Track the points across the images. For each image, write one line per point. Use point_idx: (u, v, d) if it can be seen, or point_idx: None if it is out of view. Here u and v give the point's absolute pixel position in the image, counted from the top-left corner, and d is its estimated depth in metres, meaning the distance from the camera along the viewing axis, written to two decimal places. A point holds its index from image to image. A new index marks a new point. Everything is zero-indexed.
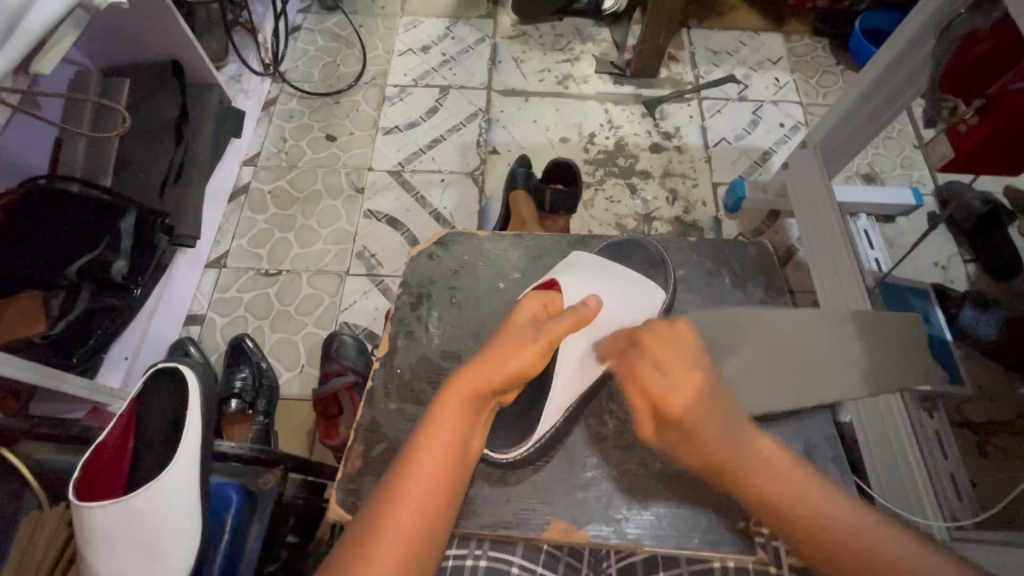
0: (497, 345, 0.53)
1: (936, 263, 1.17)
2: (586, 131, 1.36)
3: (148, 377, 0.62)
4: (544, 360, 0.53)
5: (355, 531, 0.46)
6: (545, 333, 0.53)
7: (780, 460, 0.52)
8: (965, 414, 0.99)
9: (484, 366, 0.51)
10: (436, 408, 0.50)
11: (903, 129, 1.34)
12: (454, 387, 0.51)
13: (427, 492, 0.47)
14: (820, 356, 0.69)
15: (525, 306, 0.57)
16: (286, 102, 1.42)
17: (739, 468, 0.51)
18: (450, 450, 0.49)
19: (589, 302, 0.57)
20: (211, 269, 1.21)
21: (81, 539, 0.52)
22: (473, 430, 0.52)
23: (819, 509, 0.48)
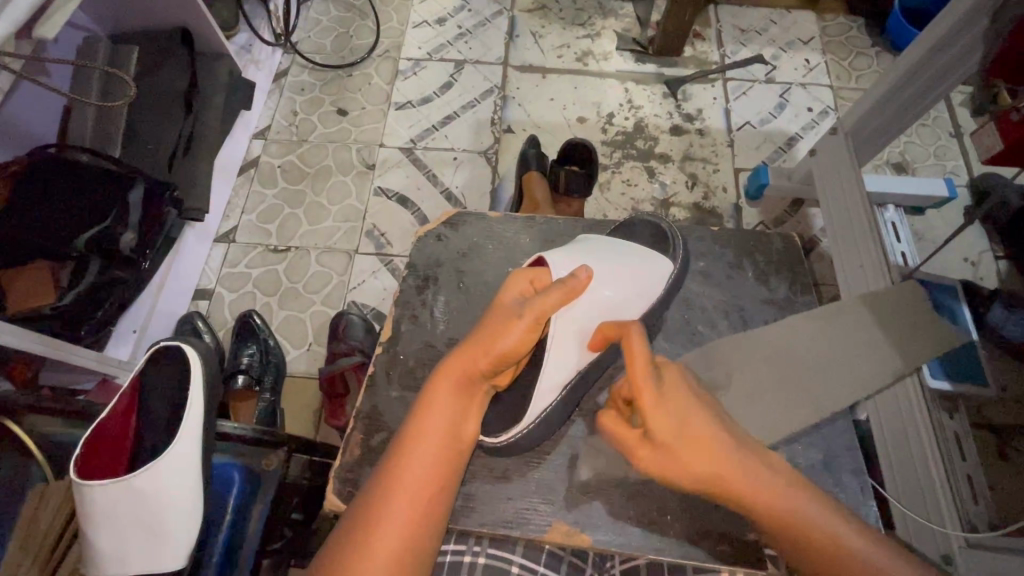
0: (484, 328, 0.50)
1: (966, 259, 1.12)
2: (604, 110, 1.31)
3: (151, 355, 0.61)
4: (535, 337, 0.49)
5: (345, 530, 0.45)
6: (530, 308, 0.49)
7: (789, 486, 0.47)
8: (986, 415, 0.96)
9: (475, 349, 0.49)
10: (428, 393, 0.49)
11: (940, 116, 1.27)
12: (446, 372, 0.49)
13: (419, 482, 0.46)
14: (835, 365, 0.67)
15: (511, 285, 0.53)
16: (297, 74, 1.39)
17: (749, 496, 0.46)
18: (444, 436, 0.48)
19: (579, 273, 0.52)
20: (220, 243, 1.20)
21: (82, 517, 0.52)
22: (469, 416, 0.50)
23: (839, 549, 0.45)
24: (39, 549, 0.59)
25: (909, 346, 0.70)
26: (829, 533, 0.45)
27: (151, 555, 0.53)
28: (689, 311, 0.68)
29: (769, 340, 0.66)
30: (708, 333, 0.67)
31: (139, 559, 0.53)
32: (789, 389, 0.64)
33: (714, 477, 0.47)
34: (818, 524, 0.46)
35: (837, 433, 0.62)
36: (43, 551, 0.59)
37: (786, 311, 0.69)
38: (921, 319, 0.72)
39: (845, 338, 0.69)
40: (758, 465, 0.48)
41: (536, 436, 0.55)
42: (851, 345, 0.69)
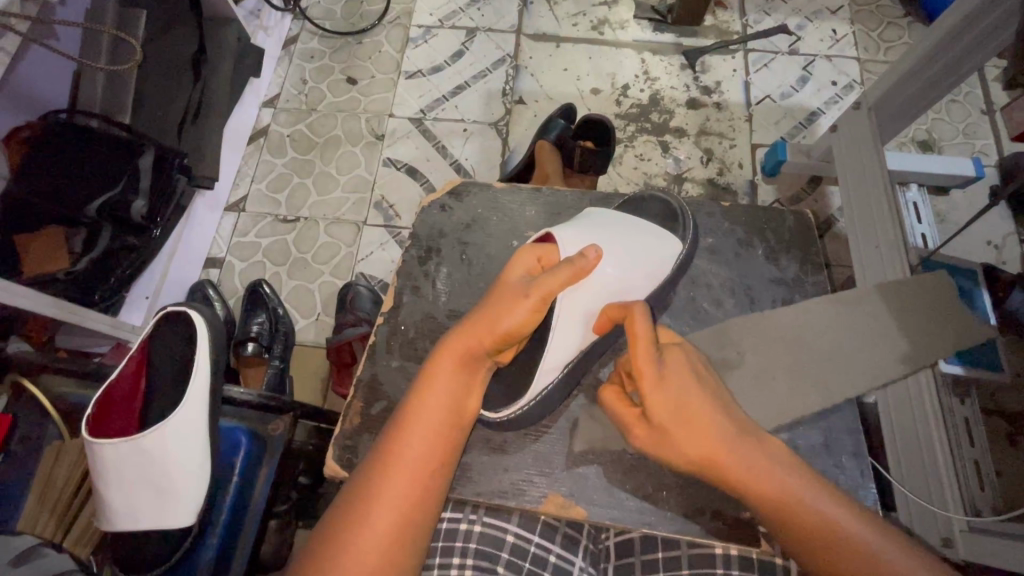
0: (488, 305, 0.50)
1: (989, 242, 1.08)
2: (619, 82, 1.28)
3: (160, 319, 0.62)
4: (539, 316, 0.49)
5: (346, 501, 0.46)
6: (536, 288, 0.49)
7: (785, 470, 0.47)
8: (998, 402, 0.94)
9: (477, 329, 0.49)
10: (430, 369, 0.49)
11: (972, 91, 1.21)
12: (446, 350, 0.49)
13: (419, 457, 0.46)
14: (851, 352, 0.65)
15: (518, 262, 0.53)
16: (307, 41, 1.36)
17: (750, 484, 0.46)
18: (445, 412, 0.48)
19: (587, 253, 0.52)
20: (230, 212, 1.21)
21: (94, 474, 0.54)
22: (471, 392, 0.50)
23: (836, 536, 0.45)
24: (56, 503, 0.61)
25: (928, 330, 0.68)
26: (827, 520, 0.45)
27: (161, 513, 0.55)
28: (695, 289, 0.67)
29: (784, 321, 0.64)
30: (712, 311, 0.66)
31: (149, 516, 0.55)
32: (799, 367, 0.63)
33: (711, 462, 0.47)
34: (816, 512, 0.45)
35: (841, 415, 0.61)
36: (60, 505, 0.61)
37: (795, 291, 0.67)
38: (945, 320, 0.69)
39: (862, 324, 0.67)
40: (758, 448, 0.48)
41: (535, 414, 0.55)
42: (866, 331, 0.66)
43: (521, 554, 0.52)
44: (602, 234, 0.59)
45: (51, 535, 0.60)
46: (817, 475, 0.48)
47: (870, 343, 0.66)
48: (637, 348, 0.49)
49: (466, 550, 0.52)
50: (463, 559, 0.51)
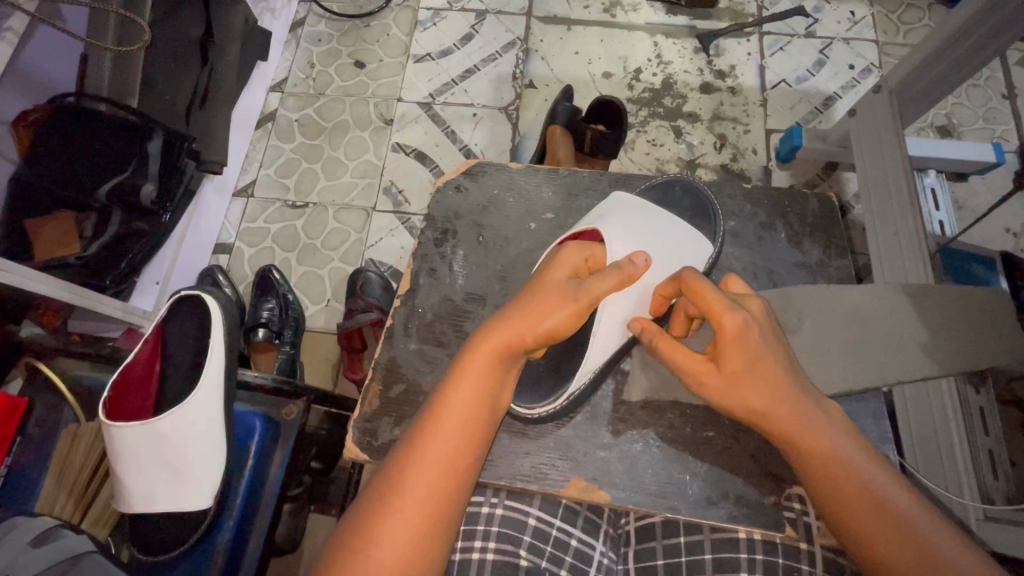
0: (531, 298, 0.49)
1: (1008, 229, 1.06)
2: (631, 66, 1.25)
3: (173, 303, 0.61)
4: (581, 320, 0.48)
5: (376, 485, 0.45)
6: (585, 292, 0.48)
7: (839, 439, 0.47)
8: (1015, 391, 0.93)
9: (519, 321, 0.47)
10: (464, 359, 0.47)
11: (993, 75, 1.18)
12: (485, 341, 0.47)
13: (450, 443, 0.45)
14: (880, 343, 0.63)
15: (565, 259, 0.51)
16: (314, 24, 1.34)
17: (799, 443, 0.47)
18: (475, 405, 0.47)
19: (636, 260, 0.50)
20: (239, 197, 1.21)
21: (112, 455, 0.54)
22: (504, 386, 0.49)
23: (879, 507, 0.44)
24: (73, 485, 0.62)
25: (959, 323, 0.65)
26: (870, 491, 0.45)
27: (178, 495, 0.55)
28: (716, 272, 0.66)
29: (813, 314, 0.63)
30: None
31: (166, 497, 0.55)
32: (827, 360, 0.61)
33: (766, 414, 0.47)
34: (859, 480, 0.45)
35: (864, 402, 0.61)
36: (77, 486, 0.62)
37: (818, 276, 0.66)
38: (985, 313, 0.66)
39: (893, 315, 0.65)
40: (808, 409, 0.47)
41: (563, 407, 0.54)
42: (895, 325, 0.64)
43: (543, 538, 0.52)
44: (641, 233, 0.58)
45: (68, 516, 0.61)
46: (862, 442, 0.48)
47: (899, 337, 0.64)
48: (706, 296, 0.48)
49: (487, 533, 0.52)
50: (485, 543, 0.51)
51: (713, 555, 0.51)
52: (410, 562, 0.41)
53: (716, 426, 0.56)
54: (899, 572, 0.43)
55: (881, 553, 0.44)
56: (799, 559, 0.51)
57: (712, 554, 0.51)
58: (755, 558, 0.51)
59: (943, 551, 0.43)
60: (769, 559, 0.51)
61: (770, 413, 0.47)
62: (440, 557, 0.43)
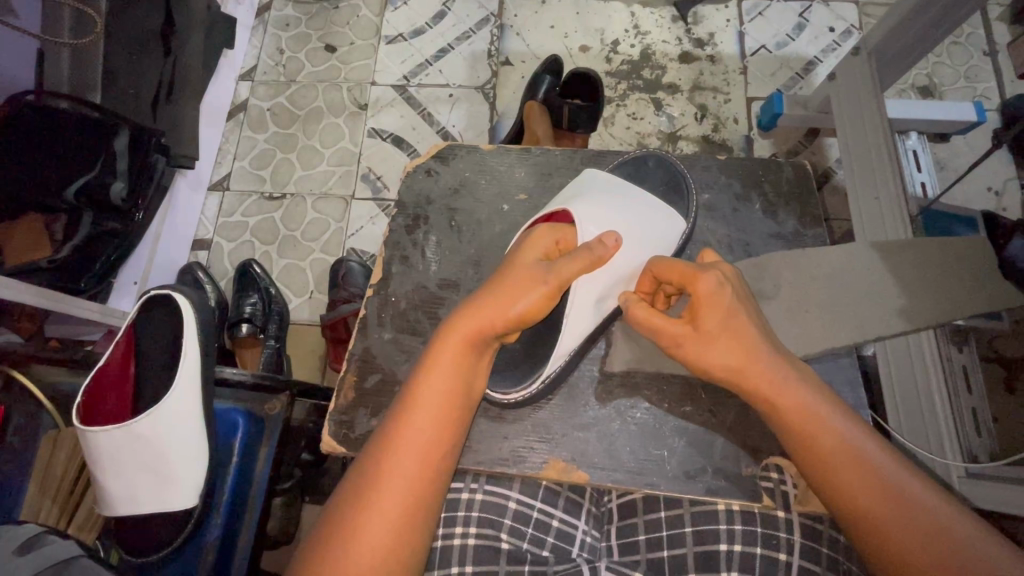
0: (502, 283, 0.48)
1: (989, 188, 1.06)
2: (609, 38, 1.23)
3: (141, 304, 0.60)
4: (552, 302, 0.48)
5: (352, 480, 0.44)
6: (554, 274, 0.48)
7: (820, 398, 0.47)
8: (996, 348, 0.94)
9: (493, 306, 0.47)
10: (435, 348, 0.47)
11: (975, 31, 1.17)
12: (455, 329, 0.47)
13: (426, 435, 0.45)
14: (858, 308, 0.63)
15: (535, 242, 0.51)
16: (281, 8, 1.30)
17: (779, 400, 0.46)
18: (449, 396, 0.46)
19: (606, 241, 0.50)
20: (214, 192, 1.18)
21: (89, 461, 0.53)
22: (478, 373, 0.48)
23: (856, 459, 0.44)
24: (58, 491, 0.61)
25: (932, 282, 0.66)
26: (846, 446, 0.45)
27: (161, 497, 0.55)
28: (693, 246, 0.65)
29: (790, 280, 0.63)
30: None
31: (150, 500, 0.55)
32: (805, 328, 0.61)
33: (742, 374, 0.47)
34: (835, 436, 0.45)
35: (841, 366, 0.61)
36: (62, 492, 0.62)
37: (794, 245, 0.66)
38: (958, 271, 0.68)
39: (865, 277, 0.65)
40: (782, 371, 0.47)
41: (540, 391, 0.54)
42: (867, 286, 0.65)
43: (524, 521, 0.53)
44: (613, 212, 0.57)
45: (55, 522, 0.60)
46: (833, 399, 0.48)
47: (873, 298, 0.64)
48: (678, 266, 0.50)
49: (468, 519, 0.52)
50: (466, 529, 0.52)
51: (694, 529, 0.51)
52: (389, 553, 0.41)
53: (693, 401, 0.56)
54: (880, 524, 0.43)
55: (862, 506, 0.43)
56: (777, 528, 0.50)
57: (691, 527, 0.51)
58: (733, 528, 0.50)
59: (922, 500, 0.43)
60: (748, 529, 0.50)
61: (747, 372, 0.47)
62: (422, 546, 0.44)
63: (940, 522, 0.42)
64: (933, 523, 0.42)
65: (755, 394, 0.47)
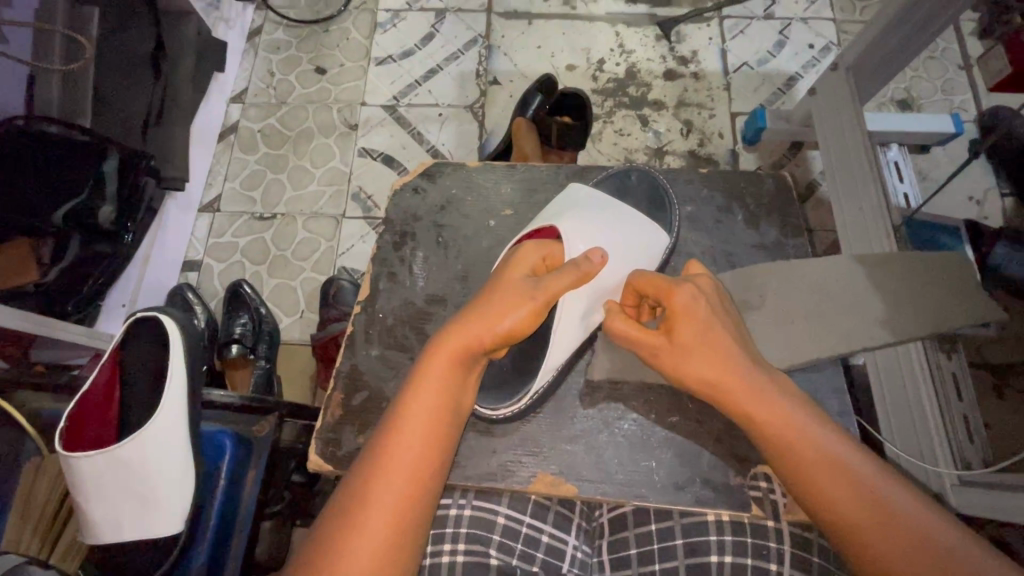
0: (489, 299, 0.49)
1: (970, 198, 1.08)
2: (595, 57, 1.25)
3: (128, 327, 0.59)
4: (540, 318, 0.48)
5: (339, 499, 0.44)
6: (543, 290, 0.48)
7: (800, 411, 0.47)
8: (984, 355, 0.95)
9: (482, 320, 0.47)
10: (423, 362, 0.47)
11: (950, 46, 1.20)
12: (444, 344, 0.47)
13: (413, 450, 0.45)
14: (845, 318, 0.64)
15: (523, 258, 0.52)
16: (272, 31, 1.32)
17: (755, 413, 0.47)
18: (438, 411, 0.46)
19: (591, 256, 0.50)
20: (205, 212, 1.18)
21: (71, 489, 0.52)
22: (467, 387, 0.48)
23: (840, 471, 0.44)
24: (39, 518, 0.60)
25: (920, 296, 0.67)
26: (828, 459, 0.45)
27: (145, 525, 0.54)
28: (678, 258, 0.66)
29: (775, 290, 0.64)
30: None
31: (133, 527, 0.53)
32: (791, 338, 0.62)
33: (721, 386, 0.48)
34: (816, 449, 0.45)
35: (826, 375, 0.61)
36: (44, 519, 0.60)
37: (776, 255, 0.67)
38: (946, 283, 0.68)
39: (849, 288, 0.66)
40: (760, 383, 0.48)
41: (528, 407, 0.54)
42: (853, 296, 0.66)
43: (513, 536, 0.52)
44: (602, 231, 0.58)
45: (37, 551, 0.59)
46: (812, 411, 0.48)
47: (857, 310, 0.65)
48: (656, 279, 0.51)
49: (456, 536, 0.52)
50: (454, 546, 0.51)
51: (684, 540, 0.51)
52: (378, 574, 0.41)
53: (680, 411, 0.56)
54: (866, 536, 0.42)
55: (846, 518, 0.43)
56: (766, 537, 0.51)
57: (683, 539, 0.51)
58: (723, 539, 0.51)
59: (904, 512, 0.42)
60: (738, 539, 0.51)
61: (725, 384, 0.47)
62: (409, 566, 0.43)
63: (929, 532, 0.42)
64: (922, 534, 0.41)
65: (733, 406, 0.48)
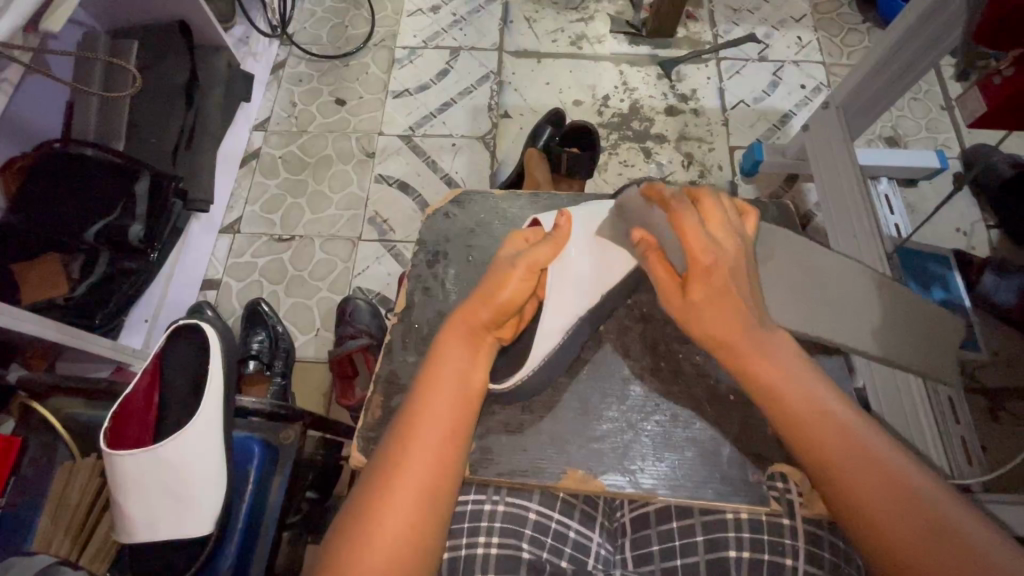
0: (485, 282, 0.54)
1: (958, 229, 1.14)
2: (600, 93, 1.33)
3: (170, 334, 0.63)
4: (531, 283, 0.53)
5: (366, 482, 0.46)
6: (524, 260, 0.53)
7: (816, 388, 0.47)
8: (979, 379, 0.98)
9: (476, 302, 0.52)
10: (440, 352, 0.52)
11: (931, 88, 1.29)
12: (451, 332, 0.52)
13: (437, 432, 0.48)
14: (842, 300, 0.70)
15: (510, 242, 0.57)
16: (295, 65, 1.39)
17: (770, 383, 0.48)
18: (457, 396, 0.50)
19: (558, 221, 0.59)
20: (226, 233, 1.22)
21: (113, 485, 0.55)
22: (478, 366, 0.52)
23: (864, 454, 0.44)
24: (70, 521, 0.62)
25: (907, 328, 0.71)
26: (853, 443, 0.44)
27: (180, 519, 0.56)
28: None
29: (787, 260, 0.69)
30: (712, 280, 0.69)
31: (168, 521, 0.56)
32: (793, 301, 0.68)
33: (722, 343, 0.49)
34: (840, 431, 0.45)
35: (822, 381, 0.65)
36: (75, 522, 0.62)
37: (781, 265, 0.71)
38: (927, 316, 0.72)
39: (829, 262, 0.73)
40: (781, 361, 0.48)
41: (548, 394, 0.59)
42: (841, 289, 0.71)
43: (543, 531, 0.54)
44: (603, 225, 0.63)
45: (66, 553, 0.61)
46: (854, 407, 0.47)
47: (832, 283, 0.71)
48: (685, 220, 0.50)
49: (491, 529, 0.54)
50: (489, 539, 0.53)
51: (705, 536, 0.53)
52: (404, 544, 0.43)
53: (700, 416, 0.60)
54: (895, 527, 0.41)
55: (867, 505, 0.42)
56: (782, 534, 0.52)
57: (703, 536, 0.53)
58: (741, 536, 0.52)
59: (944, 509, 0.41)
60: (756, 537, 0.52)
61: (734, 334, 0.49)
62: (437, 544, 0.45)
63: (967, 536, 0.40)
64: (959, 535, 0.40)
65: (750, 370, 0.48)
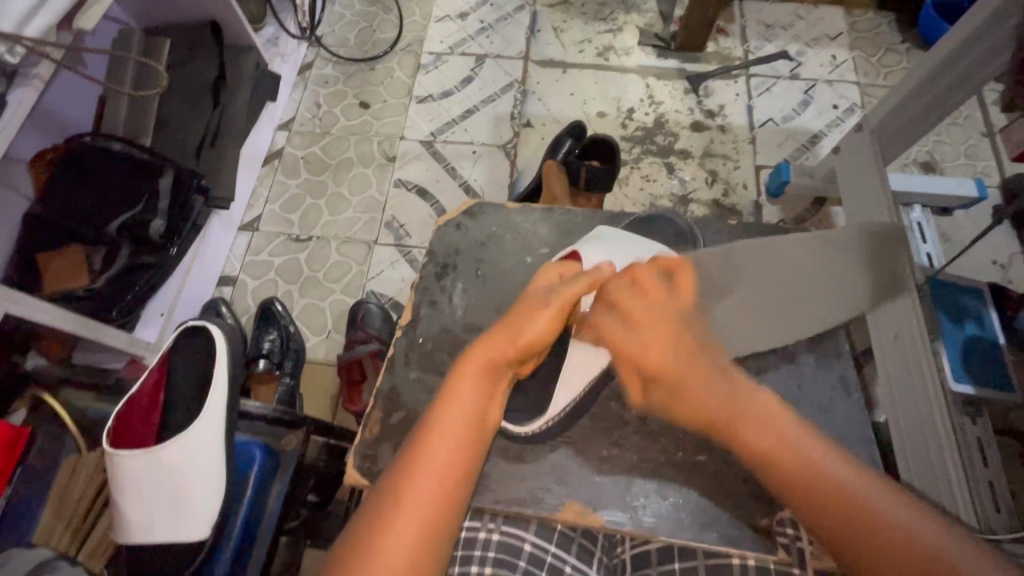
0: (512, 315, 0.53)
1: (994, 261, 1.09)
2: (624, 106, 1.31)
3: (179, 334, 0.63)
4: (560, 322, 0.52)
5: (371, 509, 0.46)
6: (558, 296, 0.53)
7: (812, 445, 0.49)
8: (1011, 422, 0.93)
9: (502, 338, 0.51)
10: (456, 377, 0.51)
11: (972, 114, 1.24)
12: (472, 360, 0.51)
13: (445, 465, 0.47)
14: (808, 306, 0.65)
15: (541, 274, 0.56)
16: (321, 67, 1.41)
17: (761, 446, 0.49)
18: (469, 427, 0.49)
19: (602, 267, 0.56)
20: (245, 231, 1.23)
21: (114, 484, 0.55)
22: (494, 402, 0.52)
23: (875, 520, 0.44)
24: (72, 514, 0.63)
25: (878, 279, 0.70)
26: (862, 503, 0.45)
27: (176, 523, 0.56)
28: None
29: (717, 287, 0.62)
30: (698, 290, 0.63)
31: (164, 525, 0.56)
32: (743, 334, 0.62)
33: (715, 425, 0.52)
34: (848, 498, 0.46)
35: (833, 420, 0.62)
36: (76, 515, 0.63)
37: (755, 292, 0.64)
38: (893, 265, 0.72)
39: (837, 270, 0.66)
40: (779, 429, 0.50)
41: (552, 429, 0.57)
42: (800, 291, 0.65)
43: (538, 564, 0.53)
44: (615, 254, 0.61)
45: (65, 548, 0.61)
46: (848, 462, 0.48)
47: (819, 290, 0.65)
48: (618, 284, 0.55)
49: (484, 560, 0.52)
50: (481, 568, 0.52)
51: None
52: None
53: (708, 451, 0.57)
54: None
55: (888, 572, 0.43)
56: None
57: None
58: None
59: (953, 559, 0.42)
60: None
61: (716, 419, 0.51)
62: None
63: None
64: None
65: (729, 434, 0.50)
